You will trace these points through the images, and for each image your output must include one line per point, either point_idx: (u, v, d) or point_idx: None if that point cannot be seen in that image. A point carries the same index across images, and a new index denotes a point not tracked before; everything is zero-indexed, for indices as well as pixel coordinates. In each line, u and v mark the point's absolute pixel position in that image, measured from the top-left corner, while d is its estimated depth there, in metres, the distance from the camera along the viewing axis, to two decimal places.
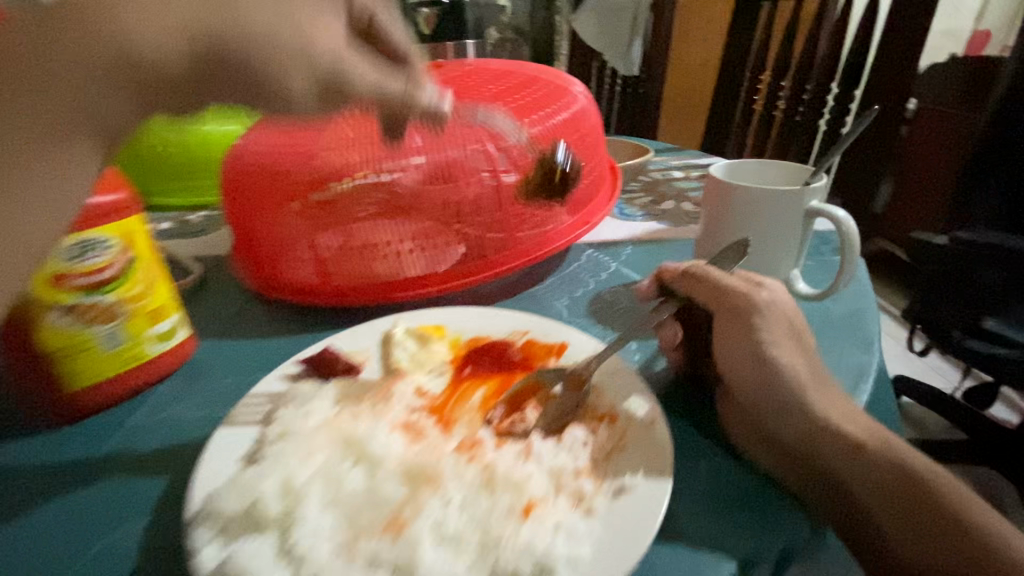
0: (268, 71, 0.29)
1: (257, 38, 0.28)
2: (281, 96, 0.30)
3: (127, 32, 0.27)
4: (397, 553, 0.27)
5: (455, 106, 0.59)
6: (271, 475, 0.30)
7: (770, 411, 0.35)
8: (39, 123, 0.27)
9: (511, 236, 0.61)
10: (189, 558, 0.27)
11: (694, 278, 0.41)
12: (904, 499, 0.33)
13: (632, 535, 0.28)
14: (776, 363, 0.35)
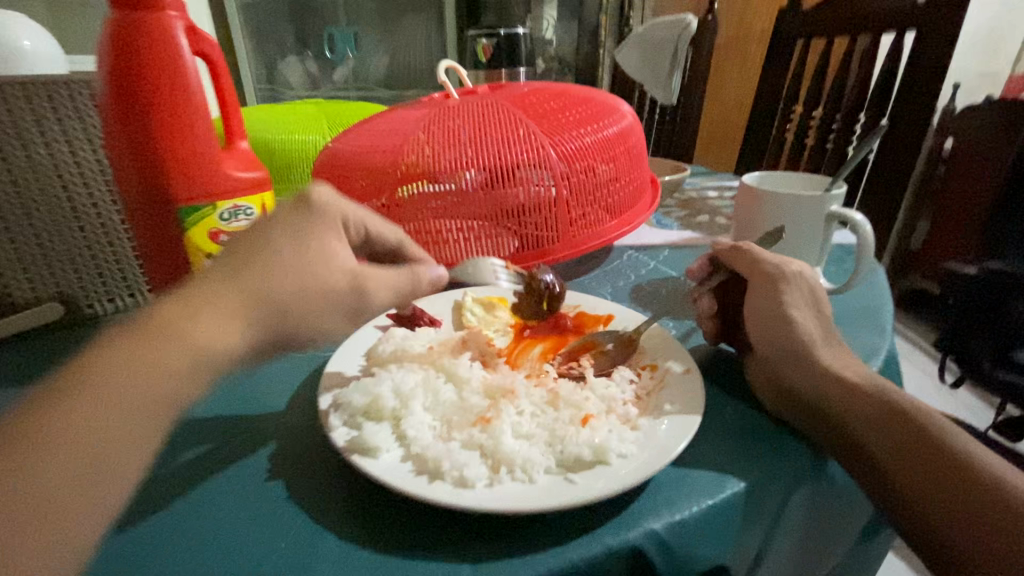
0: (310, 322, 0.35)
1: (300, 300, 0.34)
2: (314, 327, 0.35)
3: (208, 339, 0.30)
4: (485, 437, 0.35)
5: (521, 117, 0.69)
6: (384, 382, 0.39)
7: (789, 363, 0.42)
8: (119, 419, 0.27)
9: (563, 231, 0.69)
10: (328, 431, 0.35)
11: (742, 254, 0.49)
12: (898, 430, 0.38)
13: (671, 441, 0.35)
14: (796, 325, 0.43)
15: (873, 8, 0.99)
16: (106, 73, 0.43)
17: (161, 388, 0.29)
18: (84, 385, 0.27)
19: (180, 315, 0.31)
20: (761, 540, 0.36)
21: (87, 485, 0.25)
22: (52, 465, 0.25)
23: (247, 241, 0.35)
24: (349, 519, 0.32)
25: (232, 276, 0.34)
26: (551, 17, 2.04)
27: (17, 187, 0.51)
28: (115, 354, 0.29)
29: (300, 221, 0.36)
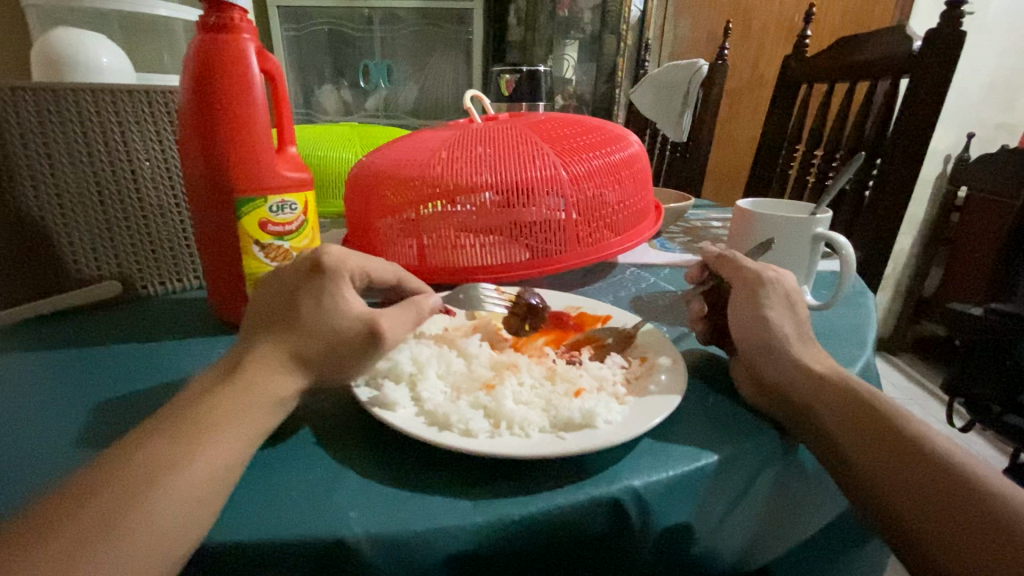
0: (341, 364, 0.39)
1: (328, 344, 0.39)
2: (339, 370, 0.40)
3: (267, 385, 0.37)
4: (489, 400, 0.40)
5: (536, 139, 0.76)
6: (403, 352, 0.45)
7: (765, 359, 0.47)
8: (189, 440, 0.32)
9: (571, 243, 0.75)
10: (352, 389, 0.41)
11: (729, 263, 0.53)
12: (864, 419, 0.41)
13: (653, 412, 0.39)
14: (773, 325, 0.48)
15: (868, 57, 1.06)
16: (188, 92, 0.52)
17: (232, 429, 0.34)
18: (166, 424, 0.33)
19: (240, 371, 0.37)
20: (726, 505, 0.40)
21: (190, 507, 0.29)
22: (135, 474, 0.30)
23: (280, 301, 0.41)
24: (368, 461, 0.37)
25: (275, 334, 0.39)
26: (573, 58, 2.14)
27: (97, 175, 0.60)
28: (190, 403, 0.35)
29: (319, 278, 0.41)
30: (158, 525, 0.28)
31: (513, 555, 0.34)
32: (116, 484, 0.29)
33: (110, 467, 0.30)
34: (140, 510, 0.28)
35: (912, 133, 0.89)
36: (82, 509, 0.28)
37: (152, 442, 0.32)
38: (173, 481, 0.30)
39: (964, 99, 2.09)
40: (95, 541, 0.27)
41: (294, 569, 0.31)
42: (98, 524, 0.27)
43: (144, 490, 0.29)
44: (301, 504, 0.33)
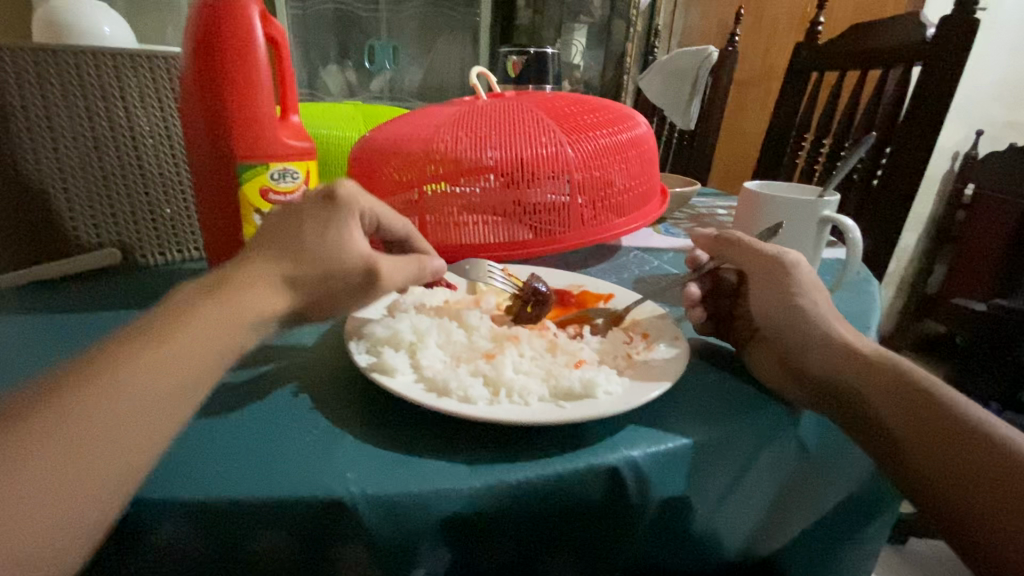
0: (333, 302, 0.40)
1: (328, 275, 0.39)
2: (330, 307, 0.41)
3: (255, 299, 0.35)
4: (489, 368, 0.40)
5: (542, 115, 0.75)
6: (402, 322, 0.45)
7: (801, 346, 0.45)
8: (167, 345, 0.31)
9: (575, 222, 0.74)
10: (351, 354, 0.41)
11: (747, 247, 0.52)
12: (909, 402, 0.40)
13: (654, 383, 0.39)
14: (803, 312, 0.47)
15: (880, 45, 1.05)
16: (192, 56, 0.51)
17: (208, 337, 0.33)
18: (145, 323, 0.32)
19: (223, 282, 0.36)
20: (722, 484, 0.40)
21: (159, 411, 0.29)
22: (108, 368, 0.29)
23: (277, 227, 0.39)
24: (366, 427, 0.37)
25: (270, 253, 0.38)
26: (580, 44, 2.16)
27: (97, 141, 0.59)
28: (171, 305, 0.34)
29: (326, 212, 0.40)
30: (126, 427, 0.28)
31: (509, 520, 0.34)
32: (84, 380, 0.28)
33: (77, 367, 0.29)
34: (108, 405, 0.28)
35: (924, 120, 0.88)
36: (45, 404, 0.27)
37: (129, 339, 0.31)
38: (145, 385, 0.29)
39: (977, 97, 2.07)
40: (59, 436, 0.26)
41: (288, 528, 0.31)
42: (64, 418, 0.27)
43: (112, 389, 0.28)
44: (297, 463, 0.33)
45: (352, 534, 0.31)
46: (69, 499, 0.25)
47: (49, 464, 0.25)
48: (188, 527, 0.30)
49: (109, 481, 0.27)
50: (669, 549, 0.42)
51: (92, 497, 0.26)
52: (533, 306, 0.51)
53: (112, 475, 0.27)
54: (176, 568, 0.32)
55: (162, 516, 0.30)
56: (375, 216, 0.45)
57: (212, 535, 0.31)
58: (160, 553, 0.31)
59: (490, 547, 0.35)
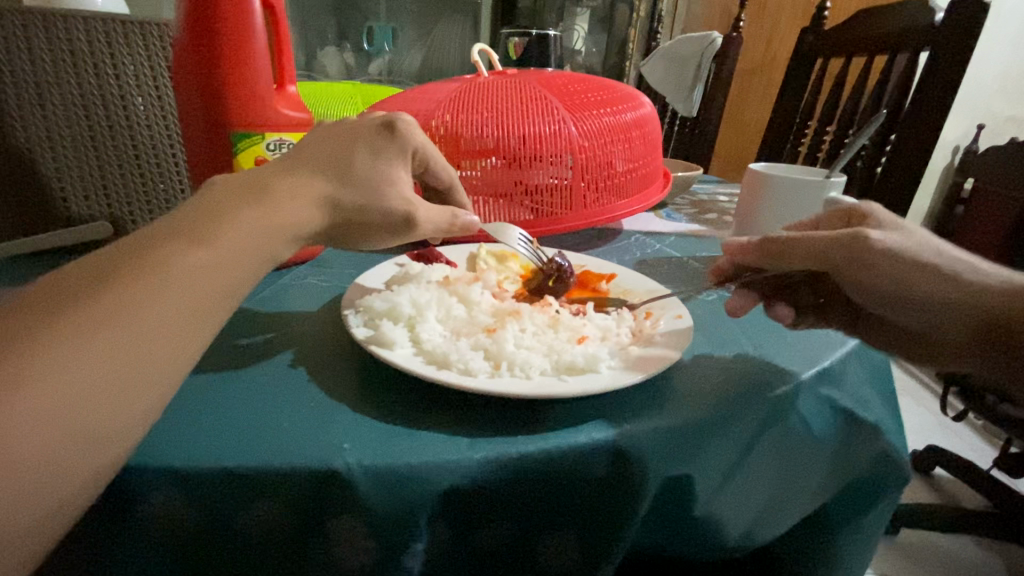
0: (360, 233, 0.39)
1: (368, 205, 0.38)
2: (358, 237, 0.39)
3: (292, 211, 0.33)
4: (490, 342, 0.39)
5: (544, 92, 0.74)
6: (401, 295, 0.43)
7: (935, 311, 0.40)
8: (189, 261, 0.29)
9: (576, 203, 0.73)
10: (349, 327, 0.40)
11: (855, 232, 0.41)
12: None
13: (661, 356, 0.39)
14: (922, 282, 0.40)
15: (886, 31, 1.03)
16: (186, 23, 0.49)
17: (241, 247, 0.31)
18: (173, 228, 0.30)
19: (264, 191, 0.33)
20: (726, 462, 0.39)
21: (183, 325, 0.28)
22: (129, 279, 0.27)
23: (333, 144, 0.38)
24: (362, 402, 0.35)
25: (315, 168, 0.36)
26: (583, 29, 2.19)
27: (87, 109, 0.58)
28: (201, 209, 0.31)
29: (387, 140, 0.40)
30: (150, 340, 0.26)
31: (509, 496, 0.33)
32: (106, 284, 0.27)
33: (100, 266, 0.27)
34: (125, 320, 0.26)
35: (932, 105, 0.86)
36: (68, 307, 0.25)
37: (156, 243, 0.29)
38: (160, 303, 0.27)
39: (978, 91, 2.06)
40: (63, 354, 0.24)
41: (281, 499, 0.30)
42: (86, 323, 0.25)
43: (133, 296, 0.26)
44: (293, 434, 0.32)
45: (348, 506, 0.31)
46: (88, 411, 0.24)
47: (70, 372, 0.24)
48: (178, 497, 0.29)
49: (129, 397, 0.26)
50: (669, 530, 0.41)
51: (112, 412, 0.25)
52: (555, 281, 0.52)
53: (128, 398, 0.25)
54: (165, 539, 0.31)
55: (153, 484, 0.29)
56: (428, 166, 0.47)
57: (204, 504, 0.30)
58: (148, 523, 0.30)
59: (486, 523, 0.34)
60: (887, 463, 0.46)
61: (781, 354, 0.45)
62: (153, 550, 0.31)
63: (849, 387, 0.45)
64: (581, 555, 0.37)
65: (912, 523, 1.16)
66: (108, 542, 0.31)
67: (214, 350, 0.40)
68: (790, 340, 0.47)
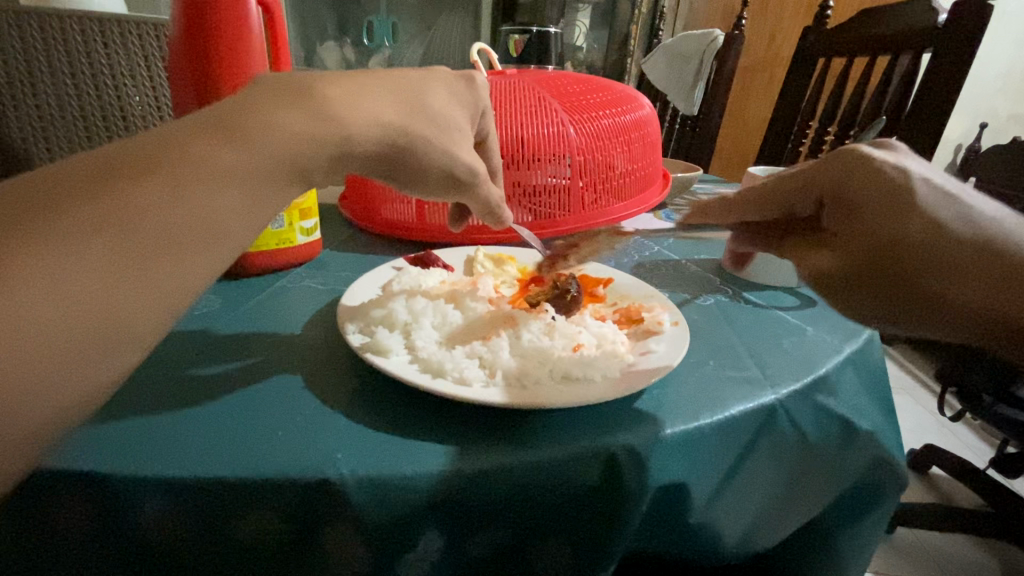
0: (411, 174, 0.39)
1: (432, 143, 0.39)
2: (411, 180, 0.40)
3: (347, 125, 0.34)
4: (485, 351, 0.39)
5: (545, 93, 0.73)
6: (398, 302, 0.44)
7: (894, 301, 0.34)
8: (209, 171, 0.28)
9: (575, 206, 0.73)
10: (344, 335, 0.40)
11: (807, 258, 0.37)
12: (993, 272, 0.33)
13: (666, 356, 0.40)
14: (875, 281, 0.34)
15: (888, 31, 1.03)
16: (179, 20, 0.49)
17: (267, 165, 0.30)
18: (202, 131, 0.29)
19: (311, 97, 0.33)
20: (720, 473, 0.39)
21: (216, 228, 0.28)
22: (152, 176, 0.27)
23: (406, 81, 0.39)
24: (360, 411, 0.36)
25: (373, 93, 0.37)
26: (584, 25, 2.18)
27: (82, 101, 0.60)
28: (234, 112, 0.31)
29: (464, 91, 0.44)
30: (182, 238, 0.27)
31: (501, 504, 0.33)
32: (136, 173, 0.26)
33: (124, 159, 0.27)
34: (144, 218, 0.26)
35: (935, 104, 0.85)
36: (106, 188, 0.26)
37: (184, 144, 0.28)
38: (178, 209, 0.27)
39: (980, 90, 2.05)
40: (76, 245, 0.24)
41: (276, 507, 0.30)
42: (113, 213, 0.25)
43: (172, 187, 0.27)
44: (286, 444, 0.32)
45: (340, 517, 0.31)
46: (119, 307, 0.25)
47: (85, 266, 0.24)
48: (167, 506, 0.30)
49: (154, 299, 0.26)
50: (663, 537, 0.41)
51: (144, 312, 0.26)
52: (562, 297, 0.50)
53: (135, 309, 0.25)
54: (155, 545, 0.31)
55: (145, 491, 0.29)
56: (486, 136, 0.51)
57: (195, 511, 0.30)
58: (139, 531, 0.30)
59: (480, 532, 0.34)
60: (880, 468, 0.46)
61: (778, 362, 0.45)
62: (145, 556, 0.31)
63: (844, 393, 0.45)
64: (577, 565, 0.37)
65: (909, 522, 1.16)
66: (100, 551, 0.31)
67: (208, 357, 0.40)
68: (785, 346, 0.47)
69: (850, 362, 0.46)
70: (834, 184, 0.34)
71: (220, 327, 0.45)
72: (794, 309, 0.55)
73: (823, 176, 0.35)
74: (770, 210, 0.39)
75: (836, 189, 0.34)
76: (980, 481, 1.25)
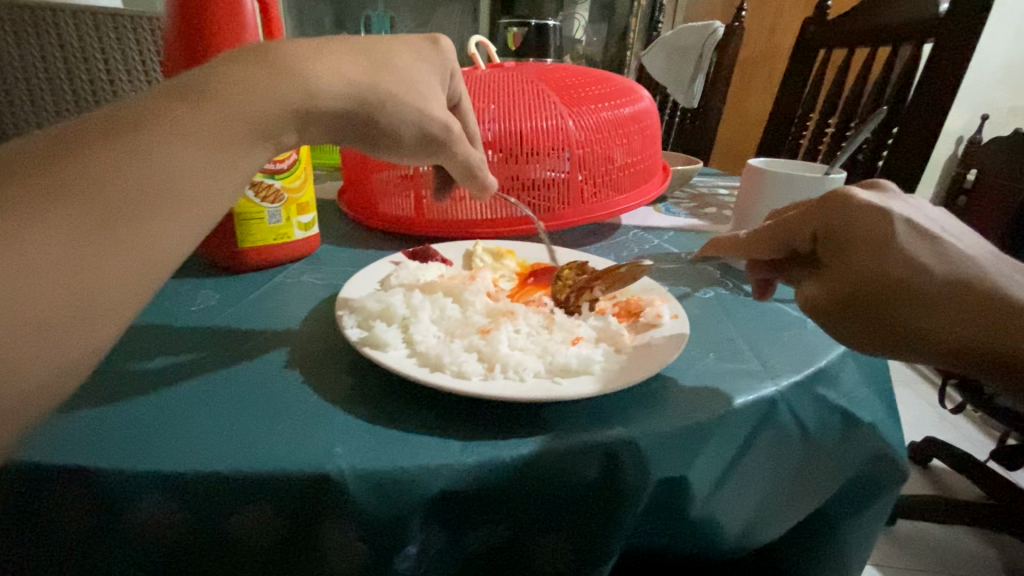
0: (385, 135, 0.40)
1: (403, 102, 0.39)
2: (391, 142, 0.41)
3: (312, 84, 0.34)
4: (484, 345, 0.39)
5: (543, 85, 0.73)
6: (395, 295, 0.44)
7: (870, 330, 0.37)
8: (169, 131, 0.28)
9: (575, 200, 0.72)
10: (342, 329, 0.40)
11: (803, 286, 0.40)
12: (964, 307, 0.34)
13: (669, 345, 0.40)
14: (852, 309, 0.37)
15: (889, 20, 1.02)
16: (173, 11, 0.48)
17: (230, 126, 0.30)
18: (161, 97, 0.29)
19: (271, 59, 0.33)
20: (718, 471, 0.39)
21: (185, 195, 0.28)
22: (113, 139, 0.26)
23: (374, 45, 0.39)
24: (362, 405, 0.35)
25: (337, 55, 0.36)
26: (584, 18, 2.18)
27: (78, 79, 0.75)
28: (193, 78, 0.31)
29: (429, 51, 0.43)
30: (151, 204, 0.27)
31: (499, 500, 0.33)
32: (99, 137, 0.26)
33: (86, 126, 0.27)
34: (108, 179, 0.26)
35: (937, 94, 0.85)
36: (73, 152, 0.25)
37: (144, 109, 0.28)
38: (141, 169, 0.26)
39: (981, 80, 2.04)
40: (39, 206, 0.24)
41: (274, 502, 0.30)
42: (78, 176, 0.25)
43: (135, 152, 0.27)
44: (284, 439, 0.32)
45: (340, 511, 0.30)
46: (91, 274, 0.25)
47: (52, 231, 0.24)
48: (168, 500, 0.29)
49: (126, 262, 0.26)
50: (662, 531, 0.41)
51: (120, 279, 0.25)
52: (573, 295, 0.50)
53: (108, 274, 0.25)
54: (158, 542, 0.31)
55: (144, 490, 0.29)
56: (460, 99, 0.51)
57: (197, 506, 0.30)
58: (138, 527, 0.30)
59: (480, 526, 0.34)
60: (882, 463, 0.46)
61: (779, 354, 0.45)
62: (146, 551, 0.31)
63: (845, 386, 0.45)
64: (577, 561, 0.37)
65: (908, 514, 1.16)
66: (101, 549, 0.31)
67: (207, 350, 0.40)
68: (786, 338, 0.47)
69: (851, 359, 0.46)
70: (823, 225, 0.38)
71: (217, 321, 0.45)
72: (795, 302, 0.54)
73: (816, 220, 0.38)
74: (774, 251, 0.42)
75: (826, 230, 0.38)
76: (980, 472, 1.25)
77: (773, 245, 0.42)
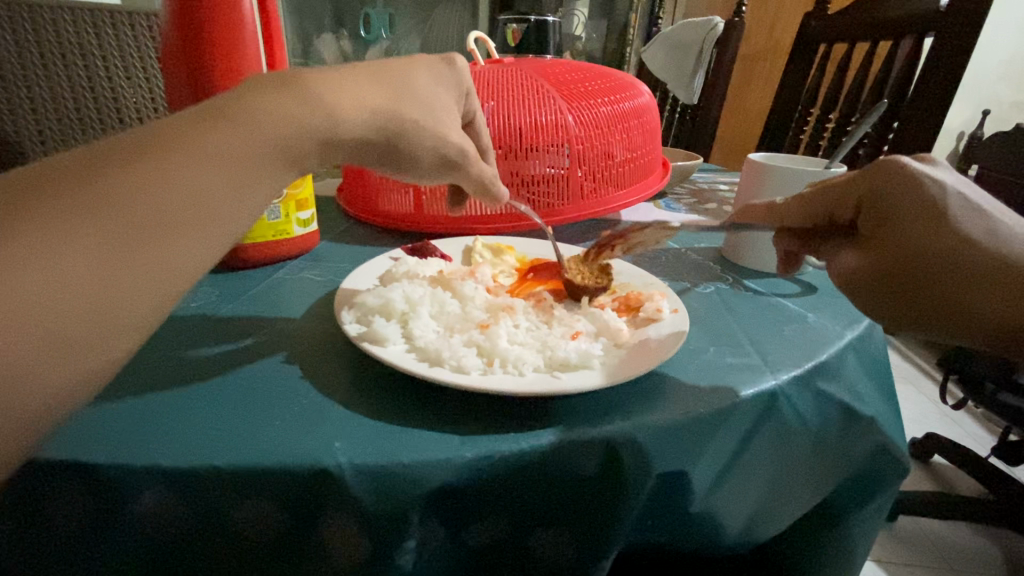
0: (404, 158, 0.39)
1: (421, 126, 0.38)
2: (408, 163, 0.40)
3: (333, 108, 0.33)
4: (483, 339, 0.39)
5: (542, 80, 0.72)
6: (394, 291, 0.43)
7: (904, 303, 0.38)
8: (191, 155, 0.28)
9: (574, 195, 0.72)
10: (341, 325, 0.39)
11: (841, 255, 0.42)
12: (1006, 285, 0.36)
13: (670, 339, 0.40)
14: (888, 282, 0.38)
15: (890, 15, 1.02)
16: (170, 8, 0.48)
17: (251, 149, 0.30)
18: (187, 120, 0.29)
19: (294, 83, 0.33)
20: (719, 464, 0.39)
21: (205, 214, 0.28)
22: (136, 161, 0.26)
23: (393, 73, 0.39)
24: (360, 401, 0.35)
25: (358, 81, 0.36)
26: (583, 15, 2.17)
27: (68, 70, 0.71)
28: (219, 101, 0.31)
29: (443, 72, 0.43)
30: (166, 224, 0.26)
31: (496, 493, 0.33)
32: (122, 159, 0.26)
33: (110, 147, 0.27)
34: (129, 202, 0.25)
35: (937, 89, 0.84)
36: (95, 173, 0.25)
37: (166, 132, 0.28)
38: (162, 191, 0.26)
39: (982, 75, 2.03)
40: (60, 228, 0.24)
41: (274, 497, 0.30)
42: (100, 198, 0.25)
43: (152, 173, 0.26)
44: (282, 435, 0.32)
45: (336, 505, 0.30)
46: (100, 295, 0.24)
47: (72, 253, 0.24)
48: (163, 492, 0.29)
49: (144, 284, 0.25)
50: (663, 525, 0.41)
51: (130, 301, 0.25)
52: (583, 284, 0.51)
53: (124, 295, 0.25)
54: (156, 534, 0.31)
55: (141, 483, 0.29)
56: (474, 116, 0.50)
57: (195, 500, 0.30)
58: (136, 519, 0.30)
59: (478, 520, 0.34)
60: (884, 456, 0.46)
61: (778, 347, 0.45)
62: (143, 543, 0.31)
63: (846, 379, 0.45)
64: (576, 556, 0.37)
65: (909, 510, 1.16)
66: (98, 542, 0.31)
67: (207, 348, 0.40)
68: (787, 333, 0.47)
69: (851, 351, 0.46)
70: (873, 193, 0.39)
71: (218, 318, 0.45)
72: (794, 296, 0.54)
73: (863, 188, 0.40)
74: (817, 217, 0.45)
75: (874, 198, 0.39)
76: (980, 468, 1.25)
77: (815, 208, 0.44)
